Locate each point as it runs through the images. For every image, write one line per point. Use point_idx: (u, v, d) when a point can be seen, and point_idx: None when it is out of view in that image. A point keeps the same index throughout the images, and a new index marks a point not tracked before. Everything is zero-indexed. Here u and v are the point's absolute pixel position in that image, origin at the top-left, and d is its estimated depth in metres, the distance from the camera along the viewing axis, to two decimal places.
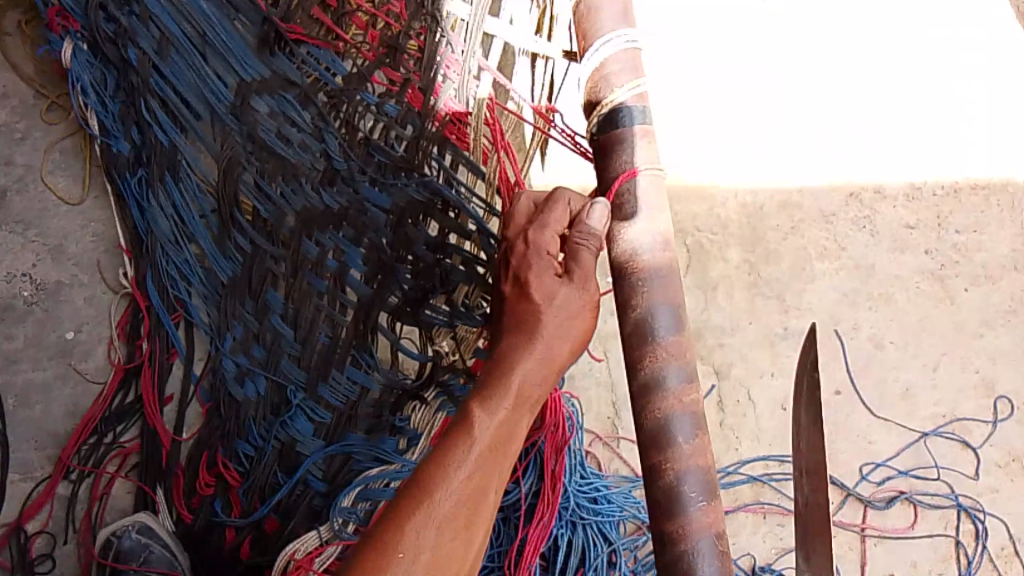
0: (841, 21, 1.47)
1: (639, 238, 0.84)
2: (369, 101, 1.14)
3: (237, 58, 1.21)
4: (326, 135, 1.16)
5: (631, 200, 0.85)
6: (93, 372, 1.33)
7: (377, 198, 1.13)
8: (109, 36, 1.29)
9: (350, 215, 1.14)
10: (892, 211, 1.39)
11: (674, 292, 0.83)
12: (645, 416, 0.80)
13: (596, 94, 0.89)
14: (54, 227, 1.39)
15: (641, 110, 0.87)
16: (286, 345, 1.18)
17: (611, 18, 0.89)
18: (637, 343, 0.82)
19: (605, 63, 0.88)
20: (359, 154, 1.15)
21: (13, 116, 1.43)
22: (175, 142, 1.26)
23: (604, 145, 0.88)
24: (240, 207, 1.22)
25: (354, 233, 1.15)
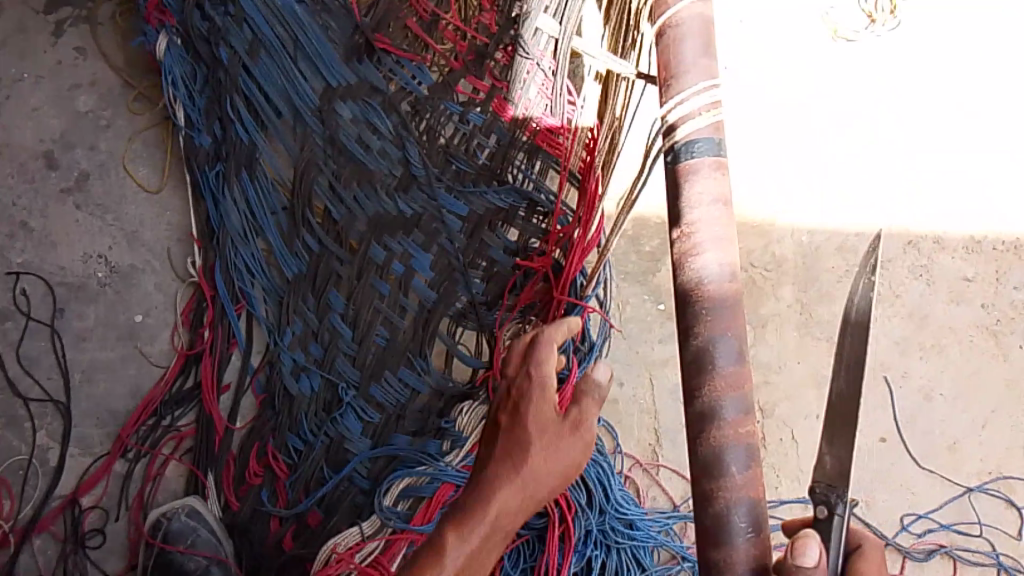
0: (915, 54, 1.46)
1: (706, 268, 0.85)
2: (453, 111, 1.27)
3: (324, 63, 1.29)
4: (407, 143, 1.26)
5: (703, 228, 0.86)
6: (156, 356, 1.38)
7: (454, 206, 1.24)
8: (204, 37, 1.35)
9: (421, 221, 1.24)
10: (950, 262, 1.38)
11: (738, 322, 0.83)
12: (700, 440, 0.80)
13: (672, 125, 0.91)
14: (132, 213, 1.45)
15: (718, 142, 0.89)
16: (343, 344, 1.24)
17: (694, 55, 0.92)
18: (694, 372, 0.82)
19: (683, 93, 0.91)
20: (435, 160, 1.26)
21: (101, 104, 1.50)
22: (254, 141, 1.31)
23: (679, 173, 0.89)
24: (312, 208, 1.28)
25: (423, 239, 1.24)
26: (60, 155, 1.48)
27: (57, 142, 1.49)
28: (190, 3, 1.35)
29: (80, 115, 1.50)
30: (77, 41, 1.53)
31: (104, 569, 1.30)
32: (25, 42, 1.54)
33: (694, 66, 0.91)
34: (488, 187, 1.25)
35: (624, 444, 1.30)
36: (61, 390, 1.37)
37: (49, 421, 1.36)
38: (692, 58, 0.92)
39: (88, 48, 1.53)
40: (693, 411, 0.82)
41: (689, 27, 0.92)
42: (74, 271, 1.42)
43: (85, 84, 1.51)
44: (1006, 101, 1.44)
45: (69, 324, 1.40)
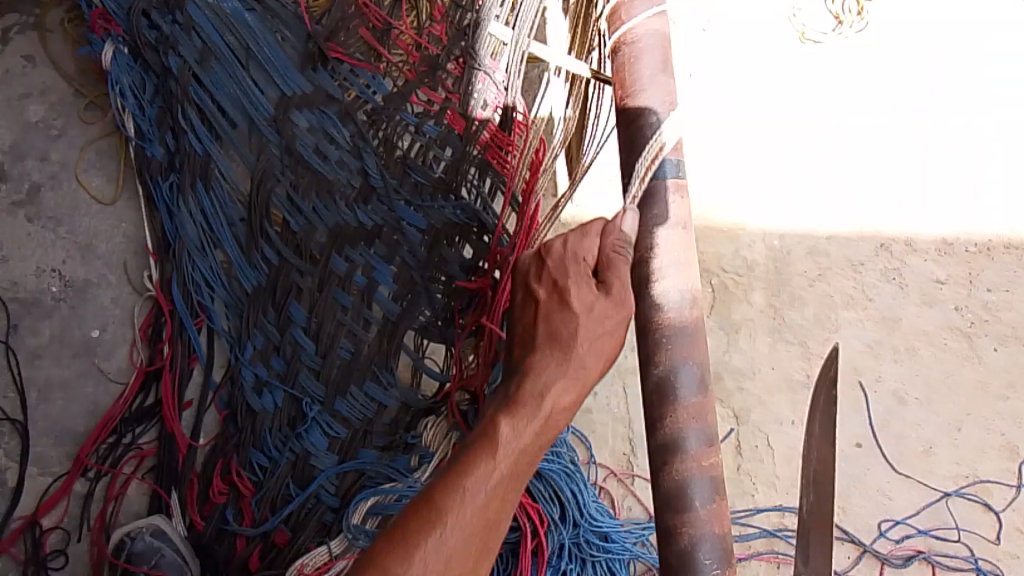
0: (878, 60, 1.47)
1: (668, 296, 0.82)
2: (409, 121, 1.23)
3: (279, 72, 1.26)
4: (364, 153, 1.23)
5: (664, 251, 0.83)
6: (114, 372, 1.34)
7: (412, 218, 1.20)
8: (153, 45, 1.32)
9: (382, 232, 1.21)
10: (921, 264, 1.38)
11: (699, 350, 0.81)
12: (662, 476, 0.78)
13: (632, 138, 0.87)
14: (85, 225, 1.40)
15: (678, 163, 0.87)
16: (306, 358, 1.21)
17: (649, 72, 0.89)
18: (656, 404, 0.80)
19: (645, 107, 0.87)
20: (394, 171, 1.23)
21: (52, 114, 1.46)
22: (209, 151, 1.28)
23: (642, 193, 0.85)
24: (271, 219, 1.25)
25: (384, 252, 1.21)
26: (11, 167, 1.43)
27: (9, 153, 1.44)
28: (139, 13, 1.34)
29: (30, 124, 1.46)
30: (25, 49, 1.50)
31: None
32: None
33: (653, 81, 0.89)
34: (445, 201, 1.20)
35: (597, 454, 1.28)
36: (18, 408, 1.32)
37: (6, 441, 1.31)
38: (651, 72, 0.89)
39: (36, 56, 1.49)
40: (655, 445, 0.79)
41: (647, 42, 0.90)
42: (28, 285, 1.37)
43: (34, 93, 1.47)
44: (974, 104, 1.45)
45: (22, 341, 1.35)
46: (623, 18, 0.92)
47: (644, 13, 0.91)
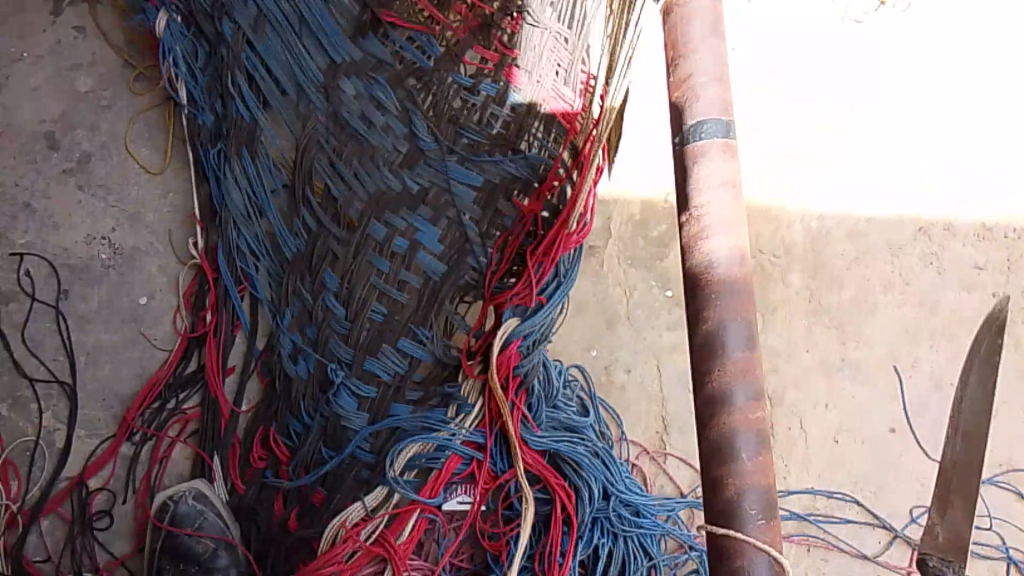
0: (915, 41, 1.44)
1: (716, 252, 0.84)
2: (463, 83, 1.25)
3: (329, 38, 1.26)
4: (413, 116, 1.25)
5: (712, 208, 0.86)
6: (160, 339, 1.38)
7: (465, 177, 1.23)
8: (206, 7, 1.31)
9: (429, 195, 1.24)
10: (962, 249, 1.37)
11: (746, 308, 0.83)
12: (710, 426, 0.79)
13: (683, 102, 0.90)
14: (133, 195, 1.44)
15: (725, 124, 0.88)
16: (336, 323, 1.23)
17: (702, 34, 0.89)
18: (703, 355, 0.82)
19: (693, 74, 0.89)
20: (445, 133, 1.25)
21: (101, 84, 1.49)
22: (257, 119, 1.28)
23: (685, 155, 0.88)
24: (312, 187, 1.26)
25: (430, 214, 1.23)
26: (61, 136, 1.46)
27: (59, 122, 1.47)
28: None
29: (80, 95, 1.48)
30: (75, 20, 1.52)
31: (112, 551, 1.30)
32: (23, 22, 1.52)
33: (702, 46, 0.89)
34: (502, 156, 1.24)
35: (630, 430, 1.30)
36: (66, 371, 1.36)
37: (54, 404, 1.35)
38: (699, 37, 0.89)
39: (88, 28, 1.51)
40: (704, 396, 0.81)
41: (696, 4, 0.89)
42: (78, 252, 1.41)
43: (85, 64, 1.50)
44: (1007, 85, 1.44)
45: (72, 307, 1.39)
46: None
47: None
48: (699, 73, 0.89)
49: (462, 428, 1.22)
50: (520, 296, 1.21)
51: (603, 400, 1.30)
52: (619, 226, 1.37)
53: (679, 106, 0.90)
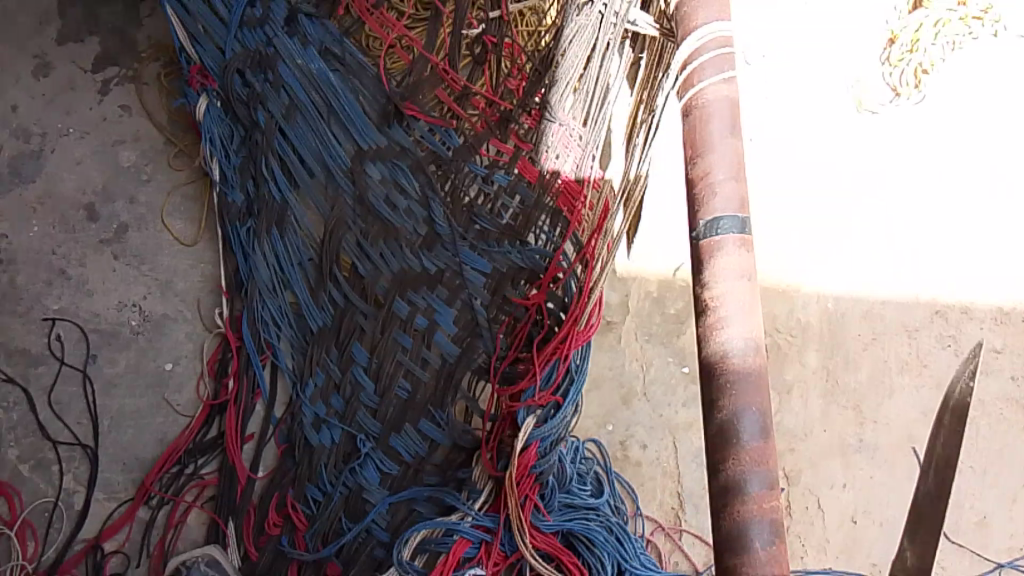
0: (929, 131, 1.49)
1: (732, 340, 0.89)
2: (478, 171, 1.33)
3: (357, 128, 1.34)
4: (432, 203, 1.30)
5: (727, 301, 0.92)
6: (183, 404, 1.40)
7: (476, 262, 1.28)
8: (241, 98, 1.39)
9: (445, 276, 1.28)
10: (978, 331, 1.38)
11: (760, 396, 0.87)
12: (724, 515, 0.83)
13: (701, 196, 0.99)
14: (166, 264, 1.49)
15: (741, 220, 0.96)
16: (365, 397, 1.26)
17: (719, 129, 1.00)
18: (720, 442, 0.86)
19: (711, 170, 0.98)
20: (459, 219, 1.31)
21: (142, 159, 1.58)
22: (287, 200, 1.35)
23: (703, 250, 0.95)
24: (339, 264, 1.31)
25: (446, 295, 1.27)
26: (101, 207, 1.54)
27: (99, 193, 1.55)
28: (230, 68, 1.39)
29: (121, 169, 1.57)
30: (122, 99, 1.63)
31: None
32: (72, 99, 1.63)
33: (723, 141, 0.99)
34: (509, 246, 1.29)
35: (644, 506, 1.29)
36: (90, 434, 1.39)
37: (76, 466, 1.37)
38: (720, 132, 1.00)
39: (133, 107, 1.62)
40: (718, 484, 0.85)
41: (715, 105, 1.02)
42: (109, 317, 1.46)
43: (129, 139, 1.59)
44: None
45: (100, 371, 1.43)
46: (694, 83, 1.04)
47: (714, 78, 1.03)
48: (720, 164, 0.98)
49: (473, 509, 1.21)
50: (540, 397, 1.21)
51: (619, 476, 1.29)
52: (636, 301, 1.39)
53: (701, 199, 0.98)
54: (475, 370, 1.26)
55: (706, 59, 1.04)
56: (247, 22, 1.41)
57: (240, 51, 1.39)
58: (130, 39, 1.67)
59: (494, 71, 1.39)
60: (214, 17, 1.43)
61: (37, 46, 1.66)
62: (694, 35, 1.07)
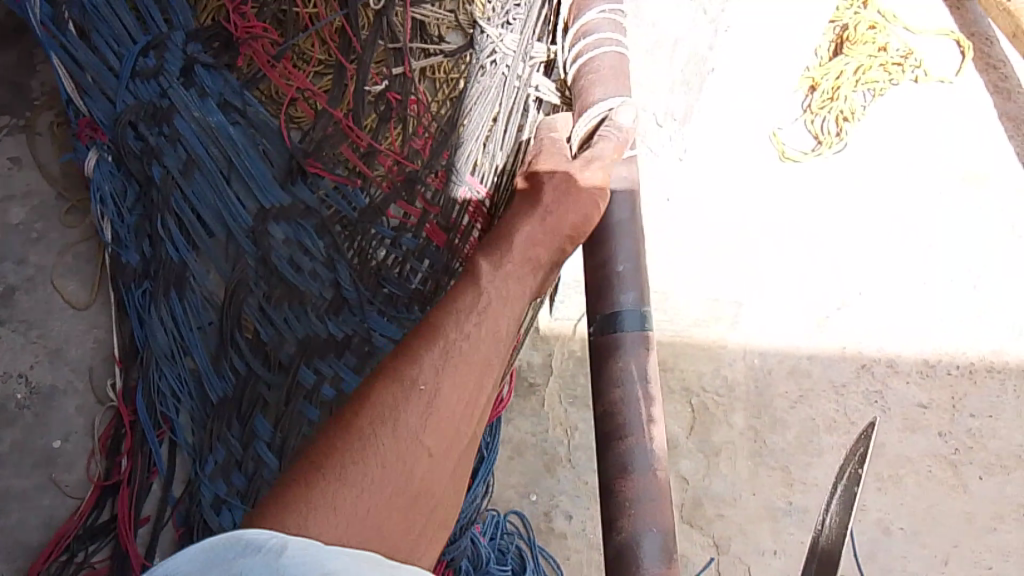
0: (844, 182, 1.51)
1: (635, 452, 0.86)
2: (385, 235, 1.24)
3: (259, 185, 1.26)
4: (338, 264, 1.23)
5: (631, 407, 0.88)
6: (72, 485, 1.29)
7: (385, 328, 1.20)
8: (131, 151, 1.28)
9: (353, 342, 1.20)
10: (904, 388, 1.38)
11: (663, 517, 0.84)
12: None
13: (604, 283, 0.95)
14: (56, 330, 1.40)
15: (643, 310, 0.94)
16: (268, 475, 1.15)
17: (619, 213, 0.98)
18: (618, 568, 0.82)
19: (614, 258, 0.96)
20: (367, 284, 1.23)
21: (33, 216, 1.49)
22: (187, 261, 1.24)
23: (606, 345, 0.92)
24: (242, 328, 1.21)
25: (355, 362, 1.19)
26: None
27: None
28: (122, 121, 1.28)
29: (12, 227, 1.48)
30: (13, 150, 1.53)
31: None
32: None
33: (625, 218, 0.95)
34: (419, 313, 1.22)
35: None
36: None
37: None
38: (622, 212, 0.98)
39: (24, 159, 1.53)
40: None
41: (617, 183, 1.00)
42: None
43: (19, 195, 1.50)
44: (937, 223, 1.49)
45: None
46: None
47: None
48: (622, 249, 0.96)
49: None
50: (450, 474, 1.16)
51: (543, 551, 1.23)
52: (560, 363, 1.35)
53: (601, 289, 0.95)
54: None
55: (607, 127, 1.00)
56: (140, 72, 1.30)
57: (132, 103, 1.29)
58: (24, 86, 1.59)
59: (398, 126, 1.29)
60: (105, 67, 1.31)
61: None
62: (590, 110, 1.01)
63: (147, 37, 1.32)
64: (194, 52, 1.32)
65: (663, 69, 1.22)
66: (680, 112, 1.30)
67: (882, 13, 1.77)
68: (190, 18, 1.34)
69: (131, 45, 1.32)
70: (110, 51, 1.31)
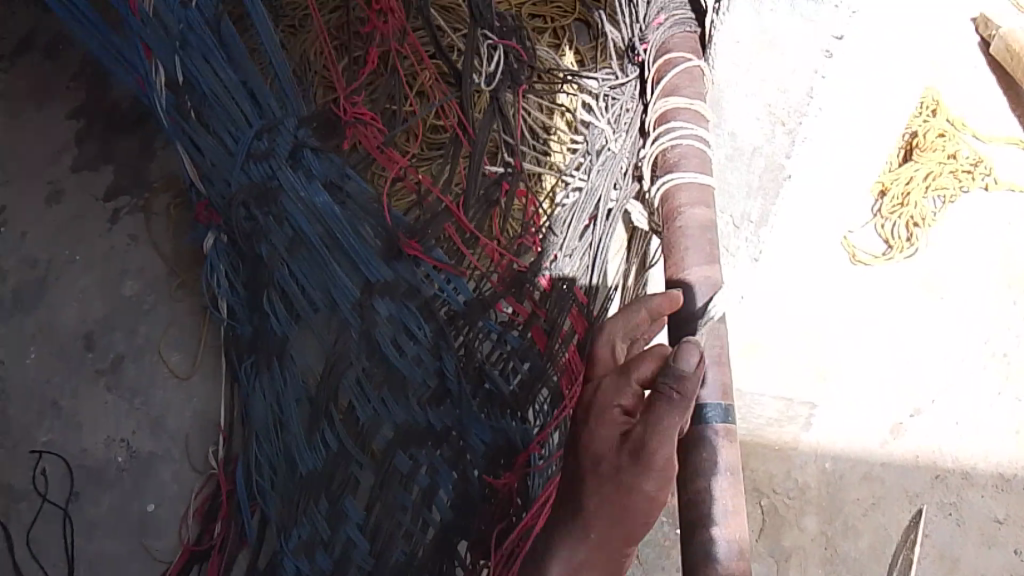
0: (911, 287, 1.54)
1: (716, 539, 0.93)
2: (490, 329, 1.27)
3: (363, 260, 1.24)
4: (445, 355, 1.21)
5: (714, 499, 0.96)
6: (161, 550, 1.39)
7: (482, 428, 1.21)
8: (245, 230, 1.34)
9: (450, 437, 1.21)
10: (980, 500, 1.37)
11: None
12: None
13: (687, 381, 1.04)
14: (158, 398, 1.51)
15: (726, 410, 1.02)
16: (357, 556, 1.17)
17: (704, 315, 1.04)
18: None
19: (698, 359, 1.04)
20: (471, 379, 1.24)
21: (145, 290, 1.62)
22: (288, 334, 1.29)
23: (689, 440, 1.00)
24: (336, 405, 1.22)
25: (451, 457, 1.21)
26: (99, 338, 1.57)
27: (99, 324, 1.59)
28: (235, 200, 1.32)
29: (124, 299, 1.61)
30: (132, 229, 1.68)
31: None
32: (83, 227, 1.69)
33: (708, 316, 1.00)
34: (512, 419, 1.24)
35: None
36: None
37: None
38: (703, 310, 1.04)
39: (140, 237, 1.67)
40: None
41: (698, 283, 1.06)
42: (97, 454, 1.46)
43: (133, 270, 1.64)
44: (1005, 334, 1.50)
45: (81, 510, 1.42)
46: (677, 262, 1.09)
47: (700, 264, 1.07)
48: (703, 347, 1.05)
49: None
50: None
51: None
52: None
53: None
54: (469, 540, 1.19)
55: (688, 236, 1.08)
56: (253, 154, 1.31)
57: (243, 186, 1.32)
58: (143, 169, 1.75)
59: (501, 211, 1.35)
60: (219, 148, 1.34)
61: (54, 174, 1.75)
62: (678, 215, 1.09)
63: (261, 120, 1.32)
64: (303, 136, 1.33)
65: (740, 173, 1.16)
66: (756, 214, 1.20)
67: (950, 120, 1.74)
68: (301, 105, 1.37)
69: (247, 128, 1.32)
70: (228, 135, 1.33)
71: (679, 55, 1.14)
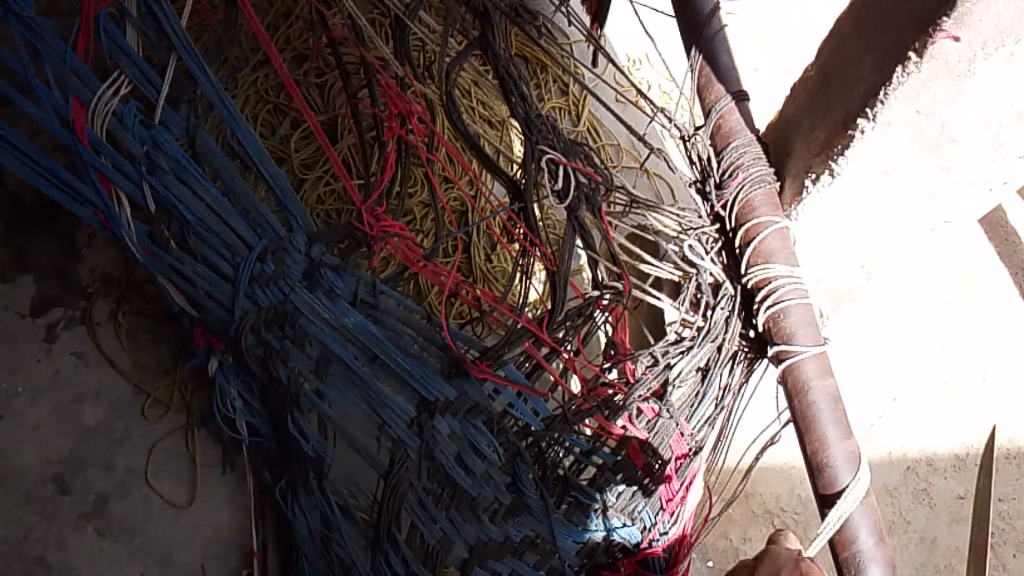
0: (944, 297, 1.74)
1: None
2: (578, 445, 1.22)
3: (420, 379, 1.16)
4: (518, 469, 1.19)
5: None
6: None
7: (574, 534, 1.23)
8: (259, 355, 1.21)
9: (535, 545, 1.24)
10: (945, 483, 1.74)
11: None
12: None
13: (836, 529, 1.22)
14: (161, 534, 1.42)
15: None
16: None
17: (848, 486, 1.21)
18: None
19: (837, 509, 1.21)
20: (553, 489, 1.23)
21: (112, 414, 1.47)
22: (322, 454, 1.21)
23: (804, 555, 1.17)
24: (398, 526, 1.20)
25: (536, 559, 1.25)
26: (72, 479, 1.43)
27: (68, 463, 1.44)
28: (243, 327, 1.19)
29: (90, 429, 1.46)
30: (75, 345, 1.50)
31: None
32: (16, 352, 1.49)
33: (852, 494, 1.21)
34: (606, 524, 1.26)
35: None
36: None
37: None
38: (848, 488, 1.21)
39: (88, 353, 1.49)
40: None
41: (841, 463, 1.22)
42: None
43: (91, 394, 1.47)
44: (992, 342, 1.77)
45: None
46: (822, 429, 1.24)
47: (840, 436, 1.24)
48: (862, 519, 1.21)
49: None
50: None
51: None
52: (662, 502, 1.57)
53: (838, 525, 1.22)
54: None
55: (822, 410, 1.25)
56: (258, 278, 1.17)
57: (250, 311, 1.18)
58: (71, 273, 1.55)
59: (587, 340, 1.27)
60: (213, 274, 1.19)
61: None
62: (810, 372, 1.27)
63: (261, 241, 1.17)
64: (317, 254, 1.19)
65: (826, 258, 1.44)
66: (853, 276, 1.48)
67: None
68: (309, 221, 1.21)
69: (247, 253, 1.16)
70: (222, 259, 1.17)
71: (768, 219, 1.32)
